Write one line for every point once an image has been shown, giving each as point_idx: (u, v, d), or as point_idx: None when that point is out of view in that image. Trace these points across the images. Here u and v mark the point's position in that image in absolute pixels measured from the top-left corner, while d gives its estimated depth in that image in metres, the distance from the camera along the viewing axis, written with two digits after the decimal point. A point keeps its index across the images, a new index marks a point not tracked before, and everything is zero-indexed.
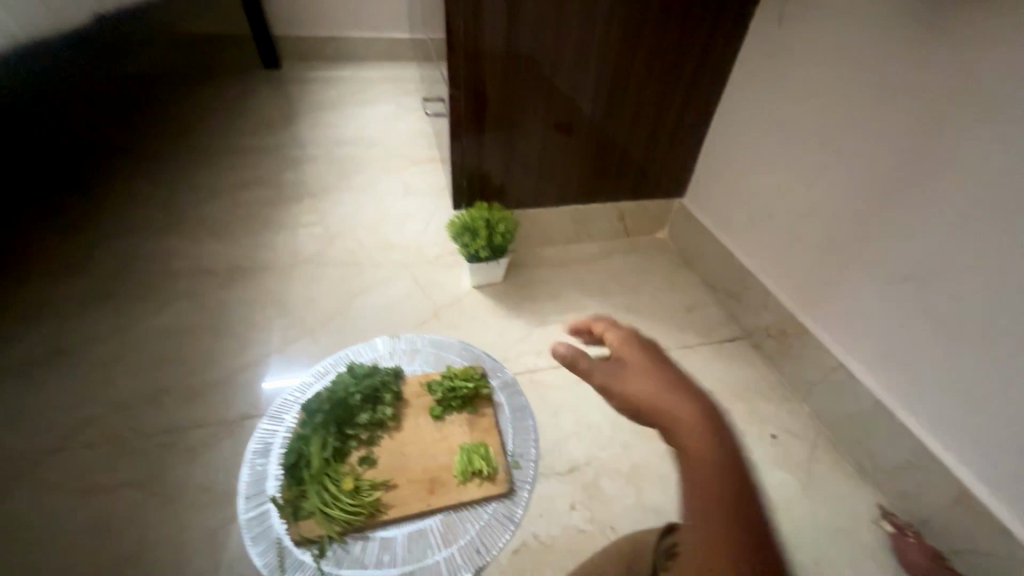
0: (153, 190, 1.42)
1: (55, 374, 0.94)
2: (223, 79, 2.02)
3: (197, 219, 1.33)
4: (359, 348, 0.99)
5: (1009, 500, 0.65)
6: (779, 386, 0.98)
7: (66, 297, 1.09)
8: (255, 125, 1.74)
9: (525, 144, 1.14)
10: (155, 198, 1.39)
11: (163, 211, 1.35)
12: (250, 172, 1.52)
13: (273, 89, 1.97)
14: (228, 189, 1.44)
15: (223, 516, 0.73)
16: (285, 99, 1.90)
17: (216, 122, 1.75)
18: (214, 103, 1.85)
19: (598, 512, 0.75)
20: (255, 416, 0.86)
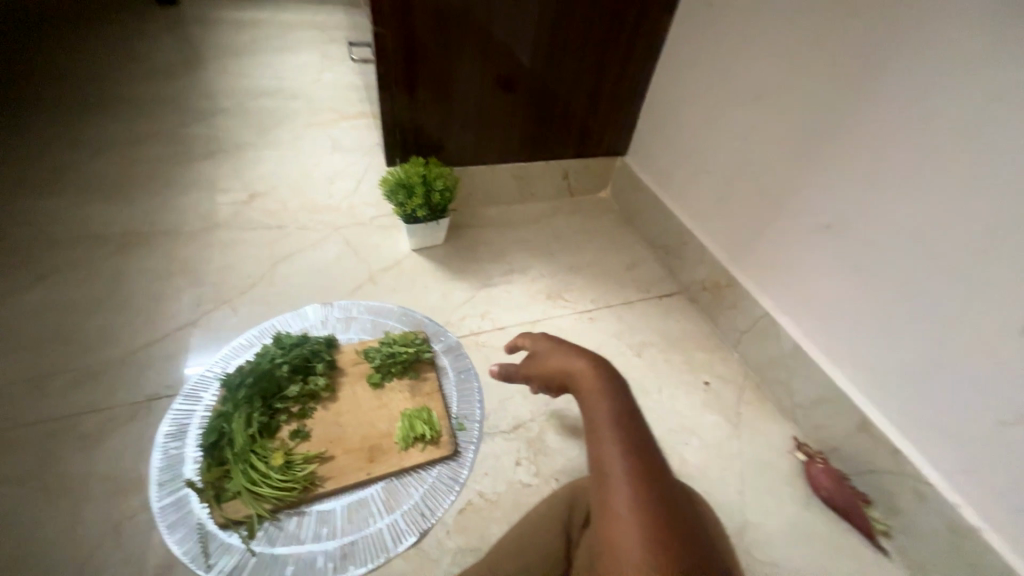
0: (22, 144, 1.20)
1: None
2: (108, 15, 1.72)
3: (81, 178, 1.14)
4: (287, 318, 0.91)
5: (901, 423, 0.73)
6: (712, 337, 1.03)
7: None
8: (152, 71, 1.51)
9: (461, 96, 1.07)
10: (24, 154, 1.18)
11: (36, 168, 1.14)
12: (148, 125, 1.32)
13: (174, 31, 1.71)
14: (120, 145, 1.24)
15: (132, 506, 0.66)
16: (188, 42, 1.66)
17: (101, 68, 1.50)
18: (98, 45, 1.58)
19: (543, 466, 0.76)
20: (166, 396, 0.78)
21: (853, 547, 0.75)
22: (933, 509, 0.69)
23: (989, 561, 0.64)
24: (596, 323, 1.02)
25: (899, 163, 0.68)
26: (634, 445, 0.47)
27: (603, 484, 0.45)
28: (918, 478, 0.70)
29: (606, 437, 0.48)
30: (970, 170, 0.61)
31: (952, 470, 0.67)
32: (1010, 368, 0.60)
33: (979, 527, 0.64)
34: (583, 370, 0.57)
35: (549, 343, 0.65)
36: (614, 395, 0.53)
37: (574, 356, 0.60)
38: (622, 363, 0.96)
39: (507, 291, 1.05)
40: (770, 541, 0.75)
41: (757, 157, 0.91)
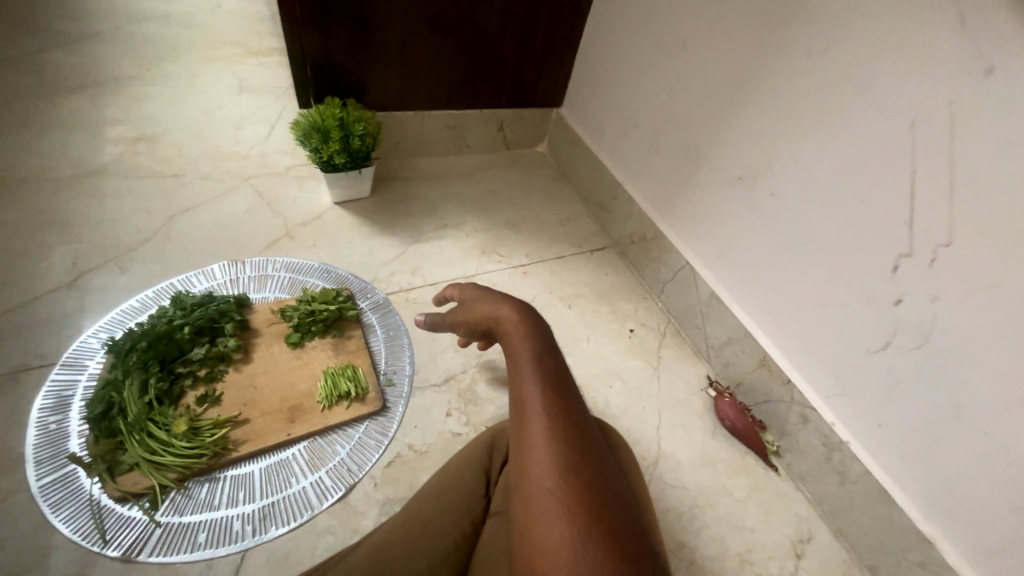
0: None
1: None
2: None
3: None
4: (189, 277, 0.82)
5: (794, 357, 0.81)
6: (639, 288, 1.08)
7: None
8: None
9: (381, 32, 0.97)
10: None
11: None
12: None
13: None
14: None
15: (4, 488, 0.59)
16: None
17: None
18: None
19: (473, 416, 0.77)
20: (39, 366, 0.68)
21: (749, 467, 0.85)
22: (815, 429, 0.79)
23: (854, 468, 0.75)
24: (529, 277, 1.03)
25: (804, 115, 0.72)
26: (552, 380, 0.48)
27: (520, 419, 0.45)
28: (805, 404, 0.80)
29: (525, 375, 0.49)
30: (861, 121, 0.66)
31: (830, 394, 0.77)
32: (879, 303, 0.68)
33: (848, 441, 0.75)
34: (508, 316, 0.57)
35: (476, 292, 0.64)
36: (534, 335, 0.53)
37: (500, 302, 0.59)
38: (554, 315, 0.98)
39: (439, 246, 1.02)
40: (681, 468, 0.82)
41: (683, 109, 0.92)
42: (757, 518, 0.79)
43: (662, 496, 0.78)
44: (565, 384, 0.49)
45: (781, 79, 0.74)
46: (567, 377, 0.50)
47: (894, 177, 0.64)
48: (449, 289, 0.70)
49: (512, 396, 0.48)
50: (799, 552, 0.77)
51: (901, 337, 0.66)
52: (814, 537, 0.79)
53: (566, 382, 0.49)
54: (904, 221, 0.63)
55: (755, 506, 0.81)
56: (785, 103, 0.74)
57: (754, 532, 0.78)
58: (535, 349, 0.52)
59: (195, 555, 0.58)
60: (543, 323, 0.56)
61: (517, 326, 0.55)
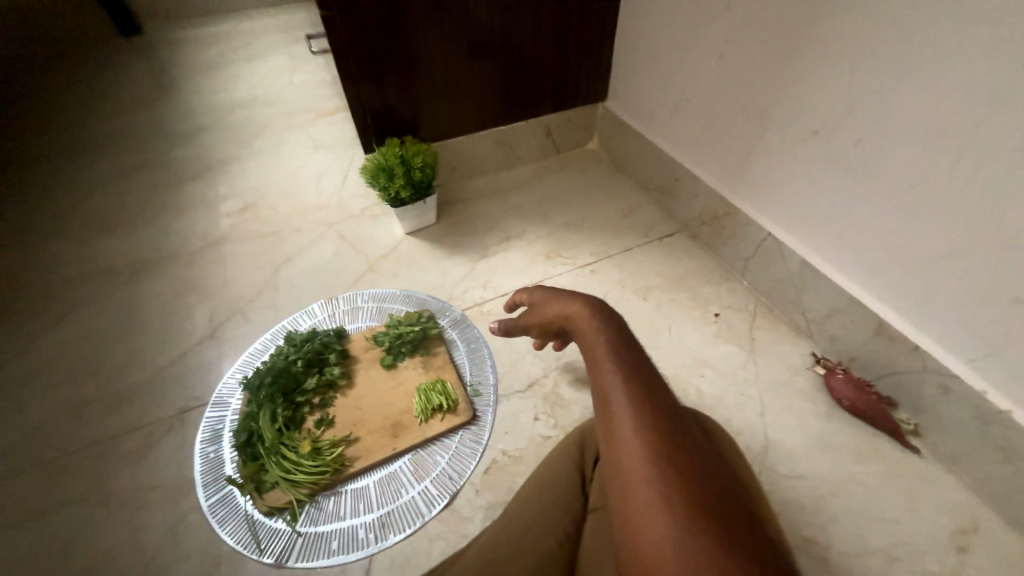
0: (24, 194, 1.25)
1: None
2: (82, 58, 1.76)
3: (82, 217, 1.18)
4: (296, 317, 0.94)
5: (917, 319, 0.71)
6: (718, 269, 1.02)
7: None
8: (130, 103, 1.53)
9: (426, 69, 1.04)
10: (26, 203, 1.22)
11: (41, 215, 1.19)
12: (135, 155, 1.35)
13: (145, 61, 1.73)
14: (113, 180, 1.28)
15: (183, 508, 0.71)
16: (160, 68, 1.67)
17: (82, 108, 1.53)
18: (76, 88, 1.61)
19: (561, 418, 0.77)
20: (196, 406, 0.82)
21: (881, 450, 0.75)
22: (960, 400, 0.68)
23: (1021, 442, 0.63)
24: (598, 274, 1.02)
25: (883, 46, 0.64)
26: (633, 370, 0.48)
27: (606, 412, 0.45)
28: (941, 371, 0.69)
29: (605, 368, 0.48)
30: (960, 37, 0.57)
31: (975, 358, 0.66)
32: (1022, 242, 0.57)
33: (1007, 410, 0.63)
34: (579, 312, 0.57)
35: (545, 293, 0.65)
36: (608, 327, 0.53)
37: (570, 299, 0.60)
38: (630, 309, 0.95)
39: (506, 258, 1.05)
40: (795, 457, 0.75)
41: (738, 72, 0.87)
42: (900, 508, 0.69)
43: (777, 489, 0.72)
44: (647, 372, 0.48)
45: (849, 13, 0.67)
46: (648, 365, 0.49)
47: (1015, 92, 0.54)
48: (519, 294, 0.72)
49: (594, 390, 0.48)
50: (962, 545, 0.66)
51: None
52: (980, 528, 0.67)
53: (648, 370, 0.48)
54: None
55: (895, 494, 0.71)
56: (857, 39, 0.67)
57: (899, 524, 0.68)
58: (611, 341, 0.51)
59: (331, 561, 0.65)
60: (616, 315, 0.55)
61: (589, 321, 0.55)
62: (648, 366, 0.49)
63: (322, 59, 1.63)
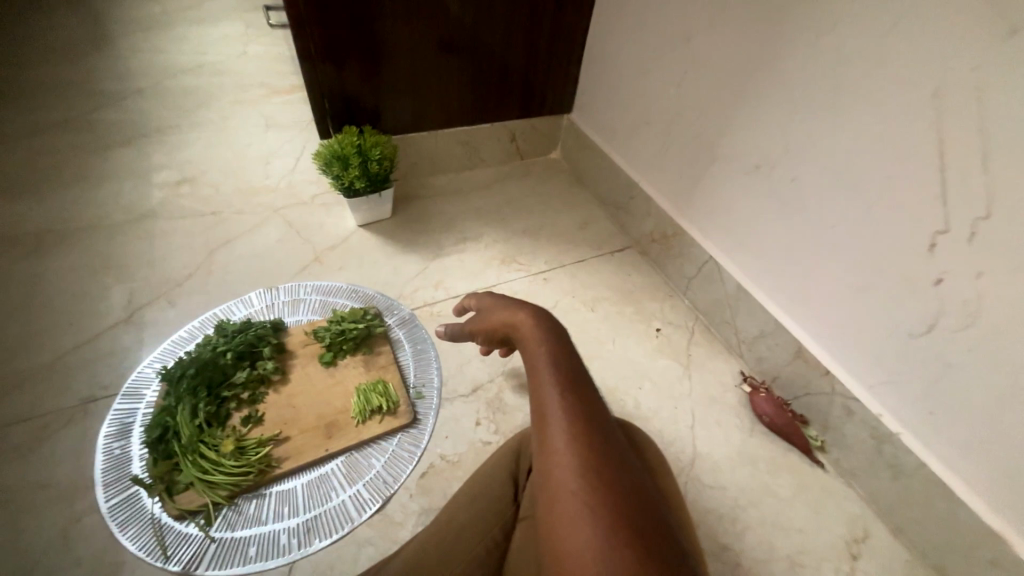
0: None
1: None
2: None
3: None
4: (230, 306, 0.88)
5: (830, 346, 0.78)
6: (663, 286, 1.06)
7: None
8: (52, 53, 1.37)
9: (391, 58, 1.01)
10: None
11: None
12: (53, 112, 1.20)
13: (75, 8, 1.55)
14: (22, 136, 1.14)
15: (78, 510, 0.64)
16: (91, 18, 1.51)
17: None
18: None
19: (503, 424, 0.78)
20: (104, 396, 0.74)
21: (793, 464, 0.82)
22: (861, 421, 0.75)
23: (908, 461, 0.71)
24: (551, 283, 1.03)
25: (818, 95, 0.70)
26: (570, 381, 0.49)
27: (541, 423, 0.46)
28: (848, 394, 0.76)
29: (544, 379, 0.49)
30: (879, 93, 0.63)
31: (875, 384, 0.73)
32: (918, 284, 0.64)
33: (898, 432, 0.71)
34: (524, 321, 0.58)
35: (493, 299, 0.65)
36: (549, 338, 0.54)
37: (516, 308, 0.60)
38: (579, 319, 0.98)
39: (460, 259, 1.04)
40: (719, 468, 0.80)
41: (693, 101, 0.91)
42: (805, 518, 0.76)
43: (701, 498, 0.76)
44: (583, 384, 0.49)
45: (791, 58, 0.72)
46: (584, 377, 0.50)
47: (921, 151, 0.61)
48: (467, 299, 0.71)
49: (532, 400, 0.49)
50: (855, 552, 0.73)
51: (946, 319, 0.62)
52: (870, 537, 0.75)
53: (584, 382, 0.50)
54: (936, 196, 0.60)
55: (802, 505, 0.77)
56: (798, 84, 0.72)
57: (803, 532, 0.74)
58: (551, 353, 0.52)
59: (247, 568, 0.61)
60: (559, 326, 0.57)
61: (532, 331, 0.56)
62: (585, 378, 0.50)
63: (280, 33, 1.54)
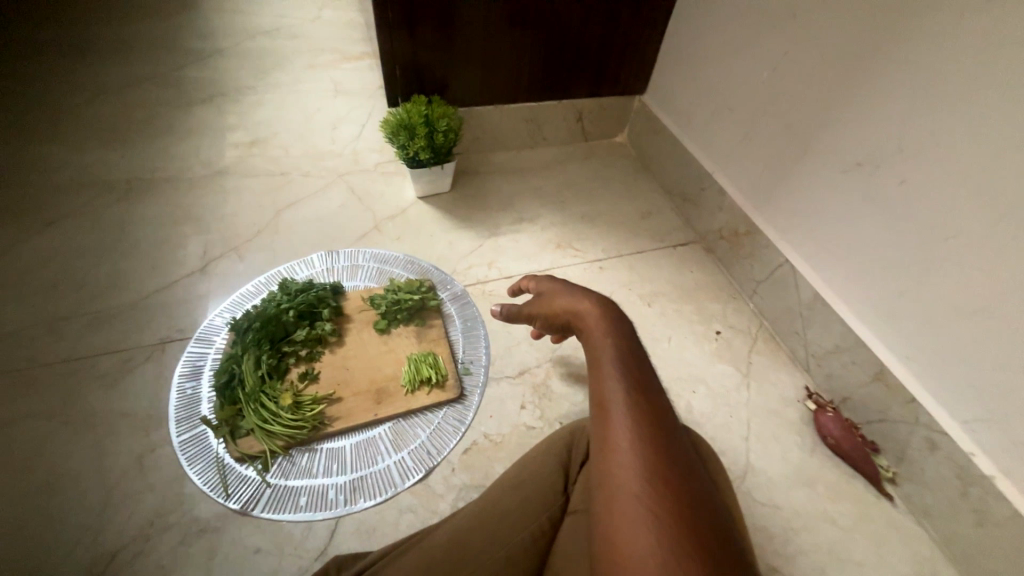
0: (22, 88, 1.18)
1: None
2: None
3: (82, 122, 1.12)
4: (294, 265, 0.91)
5: (919, 371, 0.70)
6: (727, 287, 1.00)
7: None
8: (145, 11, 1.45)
9: (464, 29, 0.98)
10: (23, 99, 1.16)
11: (39, 112, 1.13)
12: (146, 67, 1.28)
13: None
14: (117, 89, 1.21)
15: (153, 440, 0.70)
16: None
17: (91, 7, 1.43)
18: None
19: (548, 411, 0.76)
20: (179, 339, 0.80)
21: (855, 492, 0.76)
22: (945, 458, 0.68)
23: (997, 508, 0.63)
24: (606, 272, 1.00)
25: (948, 90, 0.61)
26: (636, 377, 0.46)
27: (603, 418, 0.44)
28: (932, 427, 0.69)
29: (607, 372, 0.47)
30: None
31: (969, 420, 0.65)
32: None
33: (992, 476, 0.63)
34: (589, 311, 0.55)
35: (557, 284, 0.62)
36: (617, 331, 0.52)
37: (582, 296, 0.58)
38: (634, 313, 0.94)
39: (516, 239, 1.02)
40: (772, 485, 0.75)
41: (789, 88, 0.83)
42: (864, 550, 0.70)
43: (749, 513, 0.72)
44: (652, 384, 0.46)
45: (921, 43, 0.63)
46: (652, 376, 0.47)
47: None
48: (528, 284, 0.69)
49: (594, 393, 0.47)
50: None
51: None
52: None
53: (653, 381, 0.47)
54: None
55: (863, 537, 0.71)
56: (923, 75, 0.64)
57: (861, 566, 0.69)
58: (617, 348, 0.49)
59: (297, 516, 0.64)
60: (626, 320, 0.54)
61: (598, 321, 0.53)
62: (653, 378, 0.47)
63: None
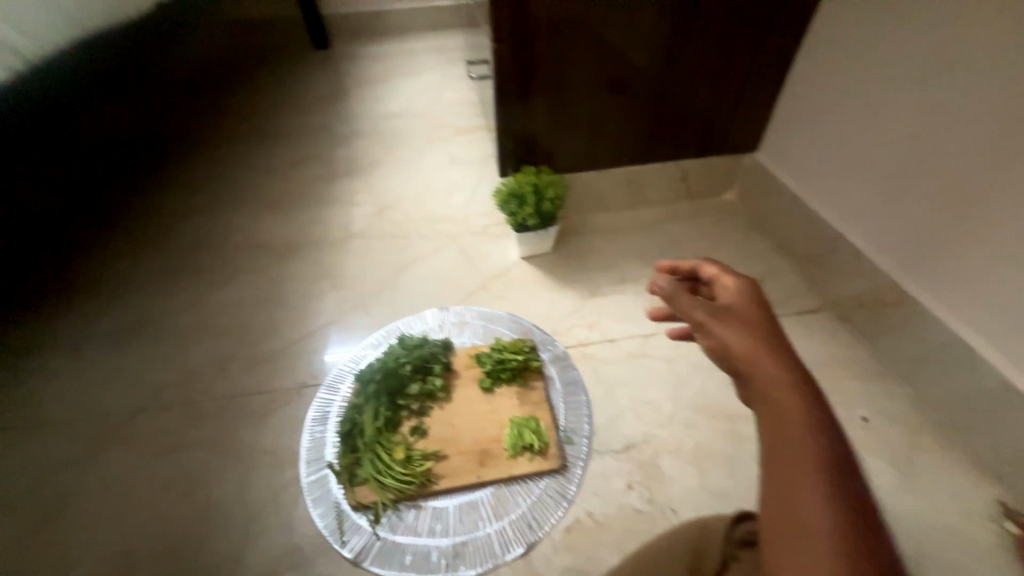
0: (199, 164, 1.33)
1: (131, 347, 0.96)
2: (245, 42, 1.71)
3: (244, 192, 1.27)
4: (410, 320, 0.99)
5: None
6: (863, 367, 0.88)
7: (139, 273, 1.09)
8: (281, 86, 1.59)
9: (574, 104, 1.02)
10: (197, 159, 1.36)
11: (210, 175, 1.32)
12: (286, 143, 1.41)
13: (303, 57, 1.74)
14: (263, 156, 1.37)
15: (286, 478, 0.78)
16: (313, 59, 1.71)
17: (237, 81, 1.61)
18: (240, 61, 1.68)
19: (658, 494, 0.73)
20: (313, 385, 0.90)
21: None
22: None
23: None
24: None
25: None
26: (843, 506, 0.36)
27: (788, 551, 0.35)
28: None
29: (803, 487, 0.37)
30: None
31: None
32: None
33: None
34: (783, 382, 0.42)
35: (753, 317, 0.48)
36: (821, 428, 0.40)
37: (779, 354, 0.44)
38: None
39: (617, 301, 1.00)
40: None
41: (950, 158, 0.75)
42: None
43: None
44: (863, 515, 0.36)
45: None
46: (864, 505, 0.37)
47: None
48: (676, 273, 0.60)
49: (773, 500, 0.38)
50: None
51: None
52: None
53: (865, 512, 0.37)
54: None
55: None
56: None
57: None
58: (819, 450, 0.39)
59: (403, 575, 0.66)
60: (835, 411, 0.41)
61: (794, 397, 0.41)
62: (865, 506, 0.37)
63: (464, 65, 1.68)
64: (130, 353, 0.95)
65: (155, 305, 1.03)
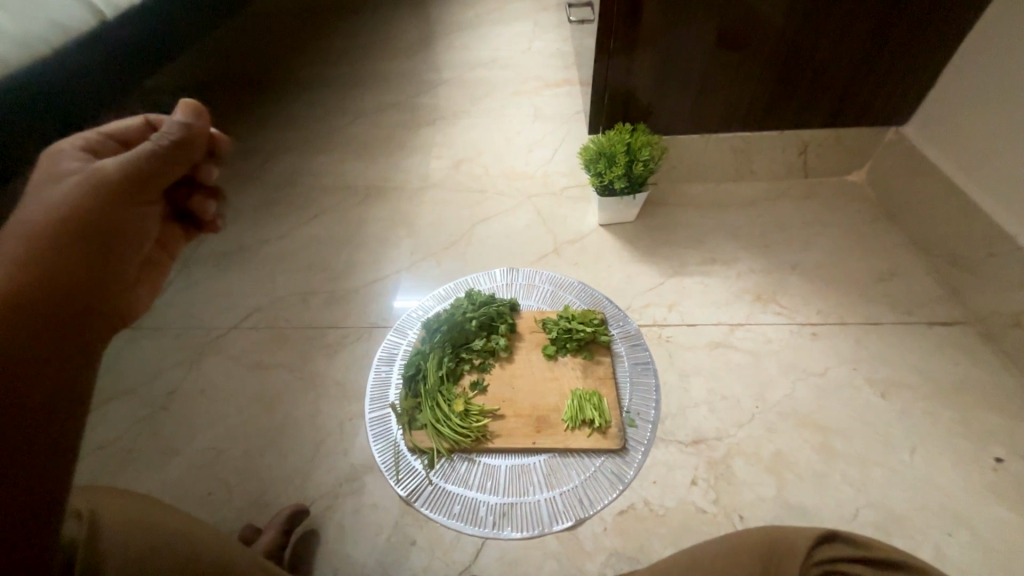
0: (294, 100, 1.38)
1: (223, 271, 1.04)
2: None
3: (333, 133, 1.30)
4: (478, 276, 0.98)
5: None
6: (1007, 401, 0.76)
7: (236, 204, 1.16)
8: (373, 28, 1.59)
9: (685, 59, 0.89)
10: (291, 95, 1.39)
11: (302, 111, 1.35)
12: (378, 84, 1.42)
13: None
14: (353, 97, 1.39)
15: (351, 412, 0.82)
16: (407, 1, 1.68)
17: (330, 19, 1.62)
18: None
19: (724, 496, 0.69)
20: (383, 327, 0.92)
21: None
22: None
23: None
24: (820, 341, 0.83)
25: None
26: None
27: None
28: None
29: None
30: None
31: None
32: None
33: None
34: None
35: None
36: None
37: None
38: (848, 403, 0.77)
39: (704, 283, 0.91)
40: None
41: None
42: None
43: None
44: None
45: None
46: None
47: None
48: None
49: None
50: None
51: None
52: None
53: None
54: None
55: None
56: None
57: None
58: None
59: (451, 523, 0.68)
60: None
61: None
62: None
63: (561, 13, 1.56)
64: (223, 276, 1.03)
65: (249, 233, 1.10)
